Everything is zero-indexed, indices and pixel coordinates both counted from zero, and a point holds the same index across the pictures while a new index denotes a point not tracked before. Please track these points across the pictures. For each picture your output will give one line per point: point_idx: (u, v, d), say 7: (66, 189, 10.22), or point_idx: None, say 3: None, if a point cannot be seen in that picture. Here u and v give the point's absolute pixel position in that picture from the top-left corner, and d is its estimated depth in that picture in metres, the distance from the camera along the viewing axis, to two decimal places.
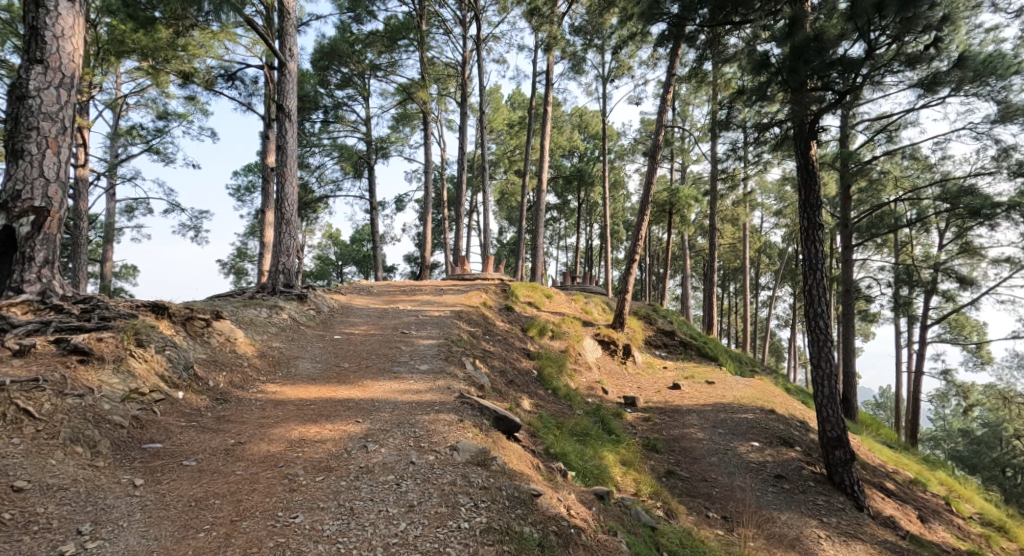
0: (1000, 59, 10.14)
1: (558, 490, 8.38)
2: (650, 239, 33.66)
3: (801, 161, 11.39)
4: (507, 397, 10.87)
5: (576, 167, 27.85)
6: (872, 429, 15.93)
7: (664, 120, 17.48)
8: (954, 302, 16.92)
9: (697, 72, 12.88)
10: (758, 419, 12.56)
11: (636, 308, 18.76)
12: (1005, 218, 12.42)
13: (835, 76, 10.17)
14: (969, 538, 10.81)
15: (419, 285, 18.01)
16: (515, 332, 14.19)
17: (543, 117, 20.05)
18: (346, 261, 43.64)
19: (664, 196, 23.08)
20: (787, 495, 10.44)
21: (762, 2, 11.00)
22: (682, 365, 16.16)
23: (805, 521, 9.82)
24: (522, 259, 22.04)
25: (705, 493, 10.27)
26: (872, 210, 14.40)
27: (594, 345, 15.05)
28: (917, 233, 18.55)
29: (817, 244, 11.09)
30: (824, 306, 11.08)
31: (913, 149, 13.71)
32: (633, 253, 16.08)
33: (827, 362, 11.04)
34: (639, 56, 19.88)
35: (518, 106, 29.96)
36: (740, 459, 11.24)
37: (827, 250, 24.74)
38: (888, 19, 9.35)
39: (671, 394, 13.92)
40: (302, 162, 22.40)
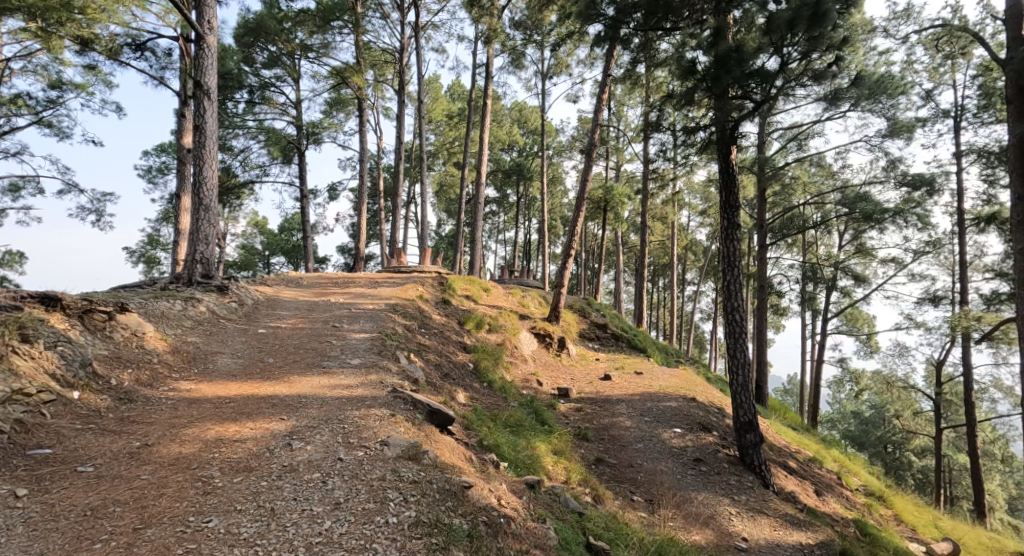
0: (890, 80, 11.17)
1: (489, 481, 8.87)
2: (585, 236, 34.64)
3: (723, 165, 12.17)
4: (441, 391, 11.30)
5: (514, 162, 28.52)
6: (780, 413, 17.09)
7: (600, 120, 18.06)
8: (851, 298, 18.35)
9: (631, 74, 13.53)
10: (680, 407, 13.40)
11: (571, 302, 19.46)
12: (893, 222, 13.61)
13: (753, 86, 10.99)
14: (855, 507, 11.93)
15: (356, 277, 18.21)
16: (452, 325, 14.62)
17: (483, 107, 20.27)
18: (273, 251, 42.92)
19: (598, 194, 23.90)
20: (704, 476, 11.25)
21: (691, 9, 11.78)
22: (613, 357, 16.93)
23: (719, 500, 10.63)
24: (461, 251, 22.20)
25: (630, 479, 10.95)
26: (785, 212, 15.40)
27: (530, 339, 15.62)
28: (822, 235, 20.03)
29: (735, 242, 11.92)
30: (740, 301, 11.91)
31: (820, 157, 14.81)
32: (569, 248, 16.70)
33: (741, 352, 11.87)
34: (576, 54, 20.55)
35: (458, 97, 30.29)
36: (664, 445, 12.01)
37: (746, 248, 26.12)
38: (798, 36, 10.20)
39: (602, 384, 14.62)
40: (225, 145, 22.12)
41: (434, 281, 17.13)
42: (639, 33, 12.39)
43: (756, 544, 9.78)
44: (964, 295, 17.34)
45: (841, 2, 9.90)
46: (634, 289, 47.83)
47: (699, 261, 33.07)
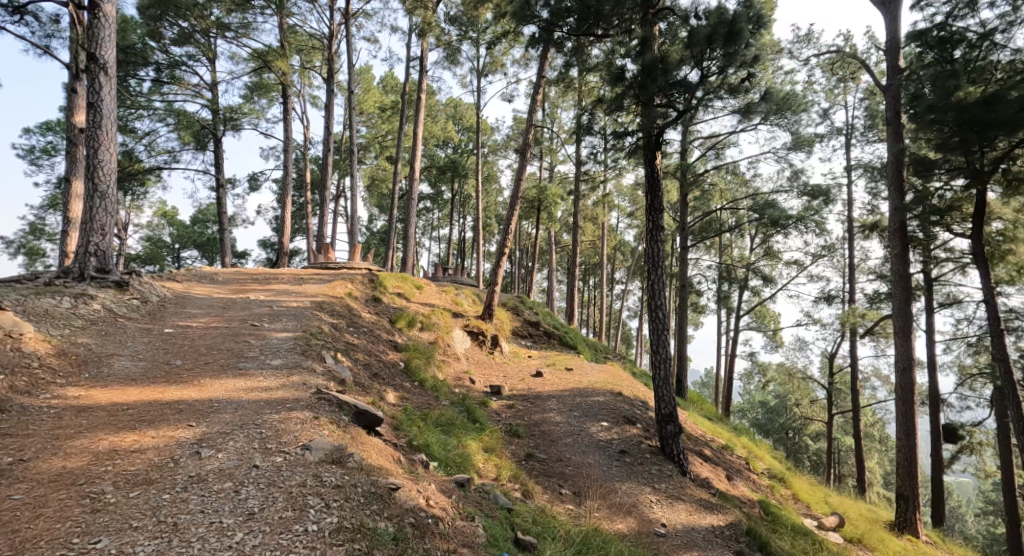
0: (795, 98, 12.35)
1: (417, 482, 9.19)
2: (519, 234, 35.23)
3: (649, 169, 12.75)
4: (369, 391, 11.50)
5: (449, 159, 28.55)
6: (698, 404, 18.05)
7: (534, 120, 18.55)
8: (761, 297, 19.64)
9: (564, 77, 14.05)
10: (608, 402, 14.06)
11: (505, 300, 19.89)
12: (797, 226, 14.68)
13: (676, 95, 11.68)
14: (760, 490, 12.89)
15: (282, 273, 18.07)
16: (382, 324, 14.79)
17: (417, 101, 20.48)
18: (183, 243, 41.38)
19: (532, 194, 24.47)
20: (628, 467, 11.84)
21: (620, 18, 12.37)
22: (545, 354, 17.51)
23: (641, 489, 11.23)
24: (393, 249, 21.96)
25: (559, 472, 11.38)
26: (704, 216, 16.28)
27: (463, 337, 15.99)
28: (737, 238, 21.28)
29: (659, 243, 12.55)
30: (663, 299, 12.56)
31: (735, 165, 15.77)
32: (503, 246, 17.16)
33: (663, 348, 12.51)
34: (510, 54, 21.00)
35: (391, 90, 30.27)
36: (591, 438, 12.57)
37: (670, 249, 27.26)
38: (716, 51, 10.98)
39: (533, 382, 15.11)
40: (127, 126, 20.98)
41: (365, 278, 17.21)
42: (571, 38, 12.83)
43: (675, 529, 10.41)
44: (853, 295, 18.77)
45: (753, 23, 10.82)
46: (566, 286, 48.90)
47: (627, 261, 34.35)
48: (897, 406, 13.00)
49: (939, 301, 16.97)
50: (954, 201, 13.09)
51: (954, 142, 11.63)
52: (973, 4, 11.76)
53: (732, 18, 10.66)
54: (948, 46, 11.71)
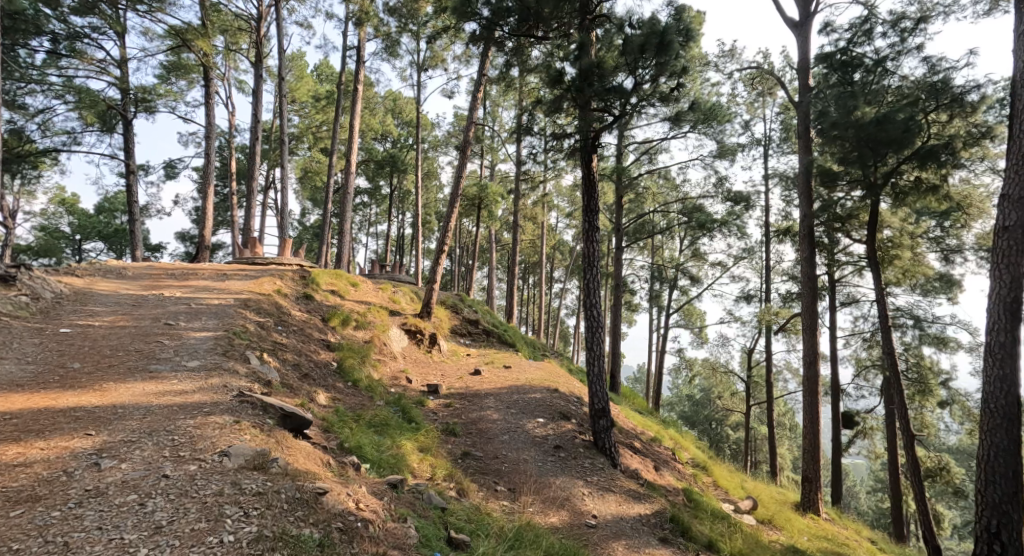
0: (720, 109, 13.32)
1: (347, 485, 9.08)
2: (459, 231, 35.40)
3: (586, 172, 13.06)
4: (298, 393, 11.41)
5: (387, 153, 28.70)
6: (630, 399, 18.70)
7: (474, 117, 18.73)
8: (689, 296, 20.60)
9: (506, 76, 14.31)
10: (544, 398, 14.48)
11: (444, 298, 20.08)
12: (722, 229, 15.46)
13: (613, 101, 12.07)
14: (685, 478, 13.58)
15: (208, 268, 17.64)
16: (314, 322, 14.65)
17: (354, 91, 20.38)
18: (86, 235, 38.59)
19: (473, 192, 24.70)
20: (562, 462, 12.18)
21: (559, 22, 12.74)
22: (484, 352, 17.84)
23: (574, 483, 11.57)
24: (327, 242, 21.83)
25: (495, 469, 11.57)
26: (639, 218, 16.97)
27: (400, 335, 16.12)
28: (668, 239, 22.12)
29: (595, 243, 12.88)
30: (598, 297, 12.88)
31: (666, 170, 16.47)
32: (442, 244, 17.37)
33: (597, 344, 12.90)
34: (451, 50, 21.15)
35: (326, 78, 29.79)
36: (528, 435, 12.85)
37: (605, 248, 27.97)
38: (649, 60, 11.46)
39: (471, 380, 15.40)
40: (15, 103, 18.79)
41: (296, 273, 16.94)
42: (513, 39, 13.10)
43: (605, 520, 10.81)
44: (769, 295, 19.80)
45: (683, 36, 11.33)
46: (505, 284, 49.35)
47: (567, 260, 35.27)
48: (803, 396, 13.76)
49: (840, 301, 18.10)
50: (852, 210, 14.11)
51: (854, 157, 12.72)
52: (870, 32, 12.68)
53: (663, 30, 11.24)
54: (850, 69, 12.74)
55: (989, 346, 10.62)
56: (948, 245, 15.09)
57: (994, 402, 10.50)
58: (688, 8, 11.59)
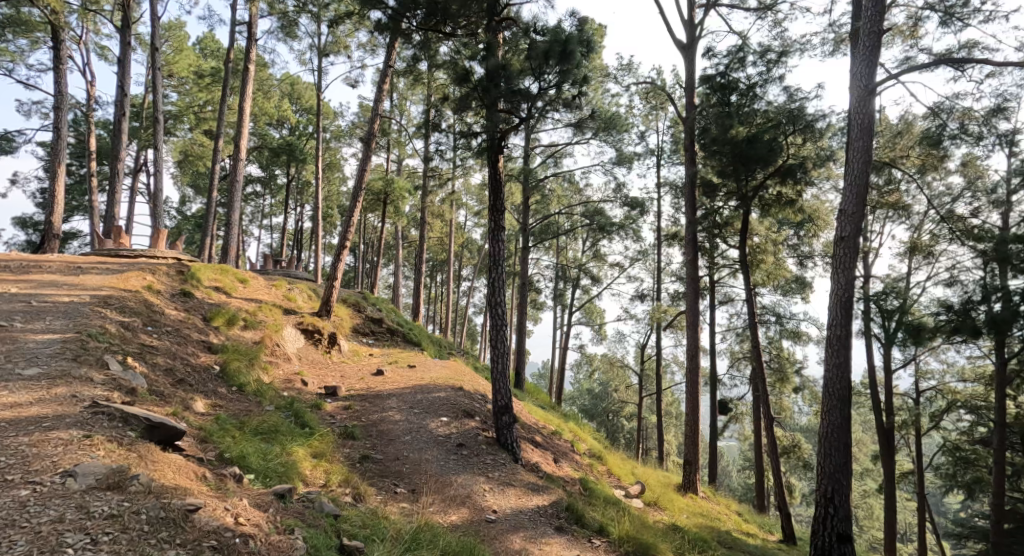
0: (618, 120, 14.38)
1: (226, 499, 8.99)
2: (363, 227, 34.94)
3: (493, 172, 13.37)
4: (170, 400, 10.96)
5: (284, 140, 27.65)
6: (534, 395, 19.23)
7: (380, 109, 18.59)
8: (590, 294, 21.59)
9: (413, 70, 14.33)
10: (448, 397, 14.71)
11: (345, 296, 19.97)
12: (621, 231, 16.28)
13: (519, 104, 12.43)
14: (582, 468, 14.27)
15: (59, 259, 15.71)
16: (194, 322, 13.91)
17: (245, 71, 18.95)
18: None
19: (379, 185, 24.62)
20: (464, 459, 12.40)
21: (467, 20, 12.94)
22: (386, 352, 17.88)
23: (475, 480, 11.84)
24: (210, 233, 20.91)
25: (395, 471, 11.65)
26: (544, 219, 17.62)
27: (296, 335, 15.80)
28: (572, 241, 23.00)
29: (501, 242, 13.19)
30: (503, 297, 13.27)
31: (570, 173, 17.16)
32: (345, 239, 17.30)
33: (502, 342, 13.24)
34: (356, 36, 20.95)
35: (210, 54, 27.33)
36: (430, 434, 12.95)
37: (512, 248, 28.47)
38: (553, 66, 11.94)
39: (373, 380, 15.41)
40: None
41: (172, 269, 15.86)
42: (421, 31, 13.14)
43: (504, 514, 11.17)
44: (661, 295, 20.93)
45: (584, 46, 11.94)
46: (412, 281, 49.21)
47: (476, 259, 35.79)
48: (685, 385, 14.71)
49: (719, 299, 19.34)
50: (728, 219, 15.20)
51: (730, 170, 13.74)
52: (743, 60, 13.75)
53: (565, 39, 11.74)
54: (727, 92, 13.68)
55: (829, 338, 11.91)
56: (802, 252, 16.61)
57: (831, 385, 11.78)
58: (591, 19, 12.17)
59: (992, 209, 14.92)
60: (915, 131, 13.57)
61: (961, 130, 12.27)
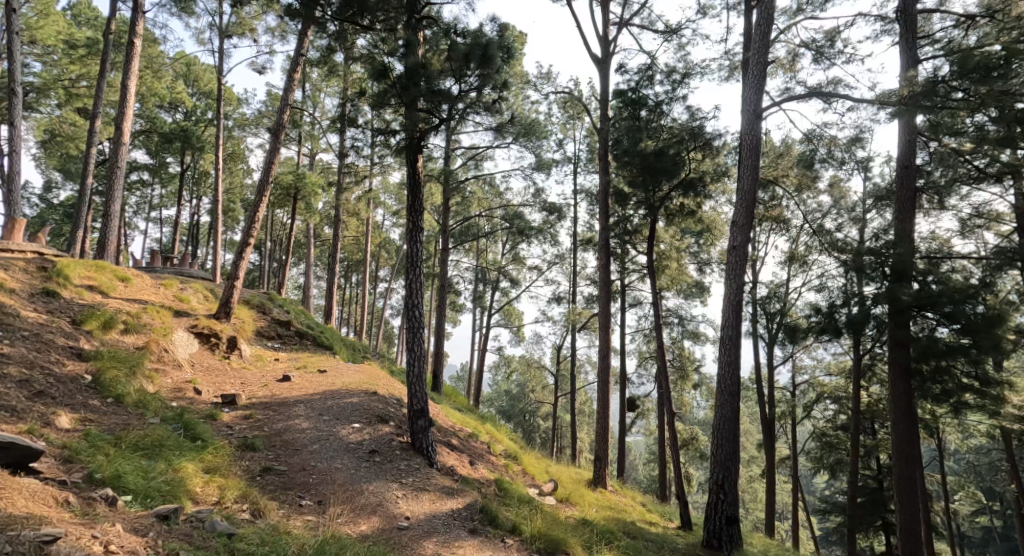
0: (538, 126, 14.79)
1: (95, 524, 8.48)
2: (269, 223, 33.54)
3: (411, 170, 13.05)
4: (25, 417, 9.91)
5: (177, 125, 26.45)
6: (451, 398, 19.40)
7: (289, 99, 17.04)
8: (508, 297, 22.03)
9: (327, 60, 13.95)
10: (361, 402, 13.68)
11: (250, 297, 18.44)
12: (540, 236, 16.68)
13: (437, 105, 12.50)
14: (498, 470, 14.46)
15: None
16: (61, 326, 12.36)
17: (128, 45, 16.87)
18: None
19: (289, 179, 23.22)
20: (376, 466, 11.72)
21: (384, 13, 12.81)
22: (294, 357, 16.36)
23: (388, 487, 11.26)
24: (79, 226, 17.91)
25: (301, 483, 10.85)
26: (464, 221, 17.77)
27: (188, 341, 14.10)
28: (492, 244, 23.47)
29: (419, 242, 12.78)
30: (420, 299, 12.78)
31: (491, 176, 17.44)
32: (247, 238, 16.23)
33: (418, 345, 12.68)
34: (264, 21, 20.07)
35: (85, 23, 24.34)
36: (340, 442, 12.08)
37: (431, 250, 28.23)
38: (473, 70, 12.15)
39: (279, 387, 13.97)
40: None
41: (32, 264, 13.90)
42: (336, 21, 12.95)
43: (417, 520, 10.73)
44: (577, 298, 21.55)
45: (504, 52, 12.22)
46: (323, 282, 48.06)
47: (393, 259, 35.74)
48: (598, 385, 15.18)
49: (629, 302, 20.10)
50: (638, 226, 15.84)
51: (640, 180, 14.37)
52: (651, 78, 14.40)
53: (486, 44, 12.00)
54: (637, 107, 14.28)
55: (721, 338, 12.67)
56: (702, 259, 17.66)
57: (723, 381, 12.54)
58: (512, 25, 12.43)
59: (852, 226, 16.24)
60: (794, 154, 14.82)
61: (828, 155, 13.46)
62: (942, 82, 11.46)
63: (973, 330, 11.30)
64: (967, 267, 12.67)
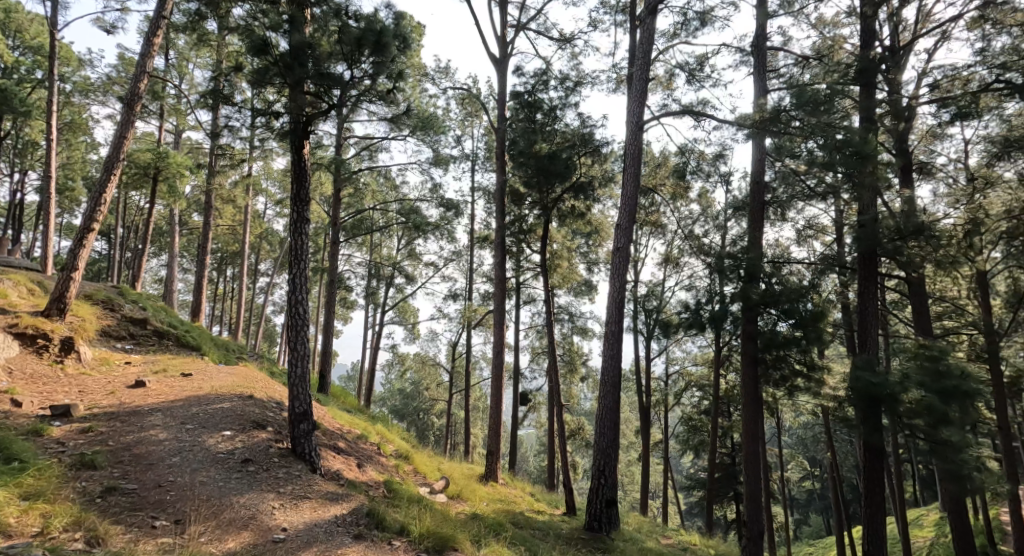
0: (435, 120, 14.90)
1: None
2: (122, 207, 30.68)
3: (295, 157, 12.17)
4: None
5: None
6: (339, 398, 19.17)
7: (146, 66, 14.54)
8: (403, 294, 22.07)
9: (196, 25, 12.86)
10: (234, 408, 12.90)
11: (93, 291, 15.89)
12: (435, 231, 16.83)
13: (324, 88, 11.87)
14: (387, 471, 14.32)
15: None
16: None
17: None
18: None
19: (146, 157, 19.75)
20: (250, 476, 10.99)
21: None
22: (151, 359, 14.79)
23: (263, 497, 10.61)
24: None
25: (156, 501, 9.97)
26: (356, 214, 17.59)
27: (7, 343, 12.49)
28: (387, 238, 23.45)
29: (304, 236, 12.10)
30: (305, 294, 12.12)
31: (386, 169, 17.46)
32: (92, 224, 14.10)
33: (302, 345, 11.98)
34: None
35: None
36: (208, 452, 11.26)
37: (318, 242, 27.35)
38: (365, 57, 11.81)
39: (127, 393, 12.78)
40: None
41: None
42: None
43: (295, 530, 10.17)
44: (472, 294, 21.86)
45: (399, 41, 12.03)
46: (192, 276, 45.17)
47: (275, 252, 34.64)
48: (491, 381, 15.48)
49: (523, 300, 20.60)
50: (532, 226, 16.28)
51: (534, 181, 14.73)
52: (547, 83, 14.86)
53: (380, 30, 11.67)
54: (533, 110, 14.76)
55: (604, 332, 13.30)
56: (591, 259, 18.37)
57: (608, 373, 13.21)
58: (408, 15, 12.23)
59: (716, 232, 17.43)
60: (670, 165, 16.03)
61: (698, 167, 14.38)
62: (784, 111, 12.57)
63: (802, 324, 12.59)
64: (800, 270, 14.11)
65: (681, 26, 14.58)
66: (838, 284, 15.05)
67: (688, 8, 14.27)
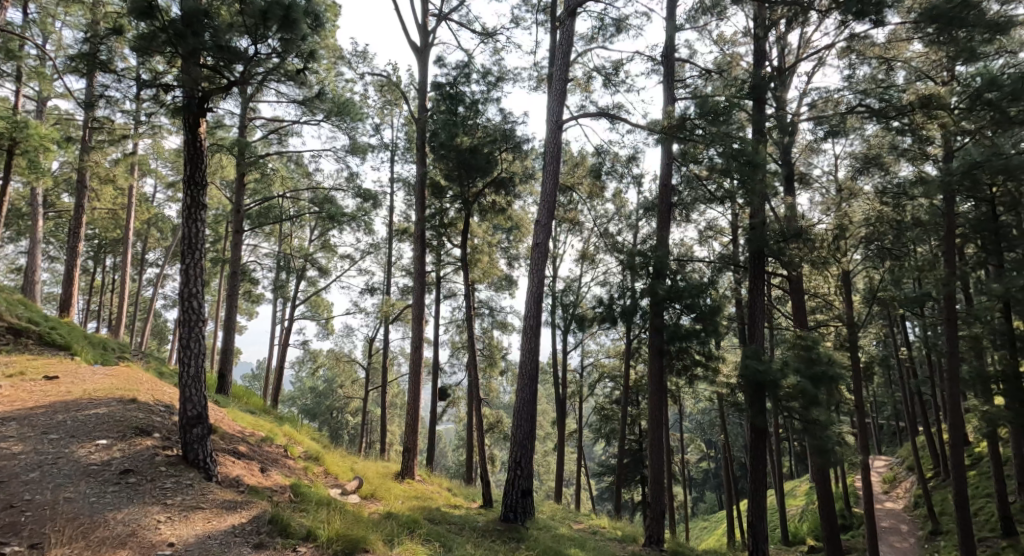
0: (352, 106, 14.72)
1: None
2: None
3: (190, 137, 11.47)
4: None
5: None
6: (242, 400, 18.62)
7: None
8: (315, 288, 21.69)
9: None
10: (112, 413, 12.20)
11: None
12: (351, 222, 16.60)
13: (222, 63, 10.99)
14: (293, 474, 13.90)
15: None
16: None
17: None
18: None
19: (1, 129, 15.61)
20: (129, 489, 10.52)
21: None
22: (8, 359, 13.65)
23: (145, 511, 10.17)
24: None
25: (7, 525, 9.46)
26: (262, 200, 17.04)
27: None
28: (297, 228, 22.93)
29: (200, 224, 11.47)
30: (200, 287, 11.50)
31: (297, 155, 17.07)
32: None
33: (197, 341, 11.38)
34: None
35: None
36: (77, 465, 10.74)
37: (217, 231, 26.16)
38: (271, 31, 10.89)
39: None
40: None
41: None
42: None
43: (183, 544, 9.78)
44: (390, 288, 21.70)
45: (310, 19, 11.17)
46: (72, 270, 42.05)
47: (165, 240, 32.98)
48: (409, 377, 15.47)
49: (443, 294, 20.59)
50: (452, 219, 16.25)
51: (455, 174, 14.81)
52: (468, 76, 14.90)
53: (288, 5, 10.74)
54: (455, 102, 14.72)
55: (523, 326, 13.53)
56: (512, 254, 18.62)
57: (526, 365, 13.48)
58: None
59: (628, 231, 17.94)
60: (587, 165, 16.42)
61: (612, 168, 14.75)
62: (689, 120, 13.11)
63: (702, 318, 13.24)
64: (700, 268, 14.73)
65: (599, 30, 14.94)
66: (732, 282, 15.89)
67: (605, 15, 14.63)
